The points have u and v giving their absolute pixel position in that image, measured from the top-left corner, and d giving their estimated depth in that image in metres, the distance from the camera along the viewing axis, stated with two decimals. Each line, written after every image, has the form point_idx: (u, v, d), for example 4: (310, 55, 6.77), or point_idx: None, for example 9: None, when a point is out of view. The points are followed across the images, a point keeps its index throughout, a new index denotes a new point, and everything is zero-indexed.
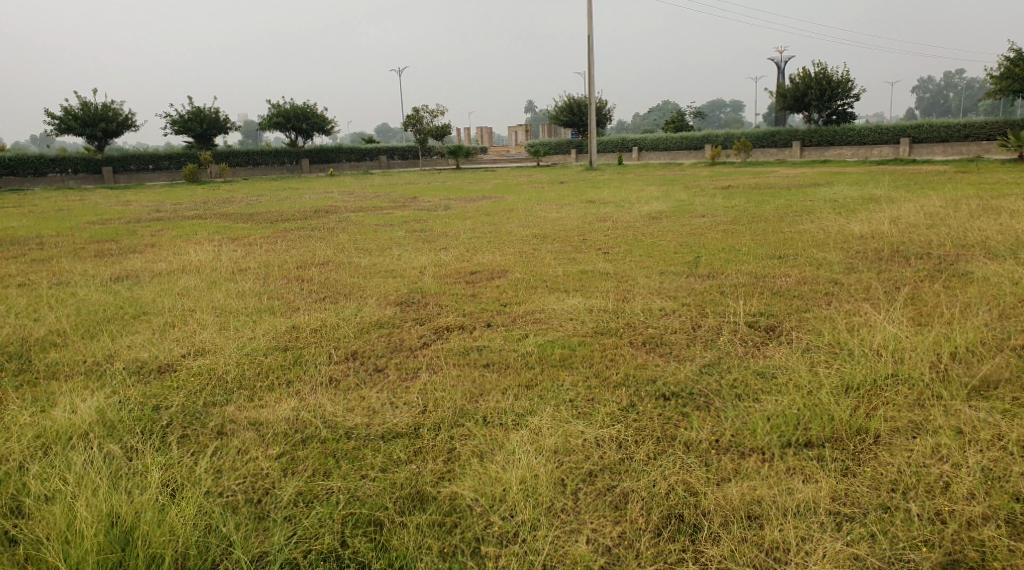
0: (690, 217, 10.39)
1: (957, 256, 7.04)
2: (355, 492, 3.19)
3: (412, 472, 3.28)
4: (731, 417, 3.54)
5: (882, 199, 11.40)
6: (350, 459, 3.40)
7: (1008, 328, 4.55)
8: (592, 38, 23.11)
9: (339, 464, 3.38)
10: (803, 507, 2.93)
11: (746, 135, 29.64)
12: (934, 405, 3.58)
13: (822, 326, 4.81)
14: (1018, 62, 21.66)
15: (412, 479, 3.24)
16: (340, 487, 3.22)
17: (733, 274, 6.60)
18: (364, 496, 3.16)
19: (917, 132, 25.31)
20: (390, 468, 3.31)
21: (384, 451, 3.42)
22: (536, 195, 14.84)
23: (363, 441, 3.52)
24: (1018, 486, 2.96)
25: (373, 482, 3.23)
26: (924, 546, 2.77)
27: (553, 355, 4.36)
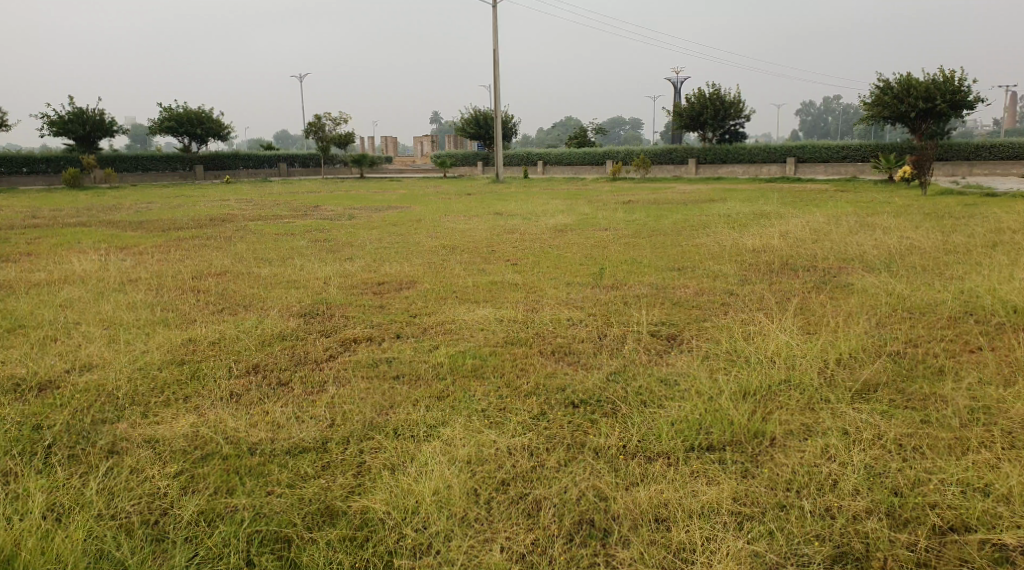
0: (594, 229, 10.62)
1: (839, 269, 7.48)
2: (260, 509, 3.11)
3: (320, 486, 3.22)
4: (637, 424, 3.65)
5: (771, 215, 11.97)
6: (254, 475, 3.31)
7: (885, 335, 4.87)
8: (495, 51, 23.34)
9: (242, 480, 3.28)
10: (706, 508, 3.04)
11: (645, 151, 30.54)
12: (823, 408, 3.78)
13: (719, 335, 5.02)
14: (887, 90, 23.27)
15: (321, 493, 3.18)
16: (244, 504, 3.13)
17: (636, 285, 6.80)
18: (270, 513, 3.08)
19: (801, 153, 26.75)
20: (297, 484, 3.24)
21: (290, 466, 3.35)
22: (443, 206, 14.83)
23: (268, 456, 3.43)
24: (897, 481, 3.16)
25: (280, 498, 3.15)
26: (817, 541, 2.91)
27: (464, 365, 4.37)
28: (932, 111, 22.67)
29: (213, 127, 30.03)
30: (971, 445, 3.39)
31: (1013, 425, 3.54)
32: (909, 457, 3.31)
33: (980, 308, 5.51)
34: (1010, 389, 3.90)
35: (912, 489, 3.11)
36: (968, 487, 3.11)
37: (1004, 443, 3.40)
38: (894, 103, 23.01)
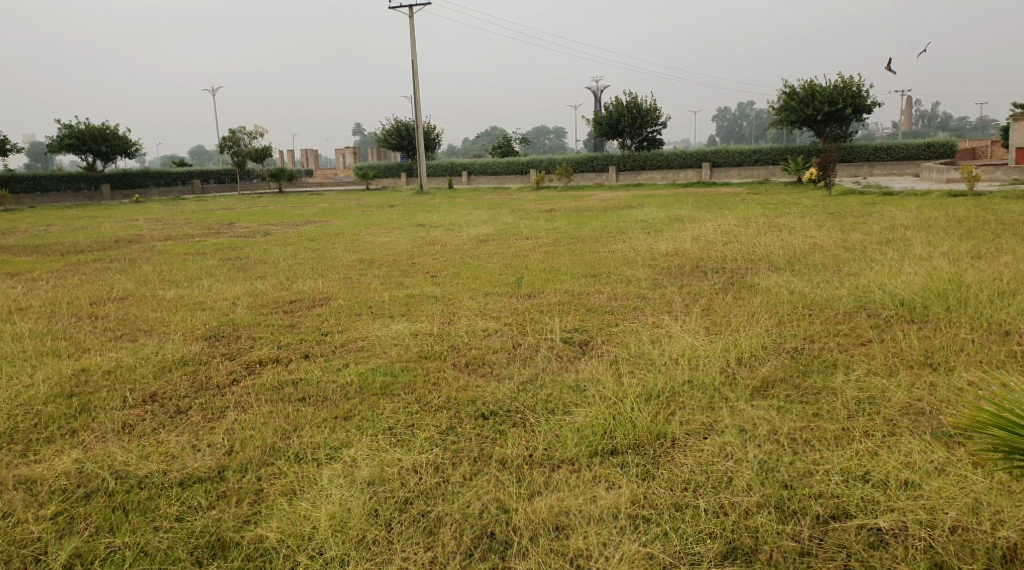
0: (515, 239, 10.66)
1: (747, 269, 7.71)
2: (144, 547, 3.00)
3: (211, 518, 3.12)
4: (544, 432, 3.67)
5: (686, 219, 12.27)
6: (141, 511, 3.19)
7: (784, 332, 5.04)
8: (413, 61, 23.26)
9: (127, 517, 3.15)
10: (604, 513, 3.07)
11: (566, 159, 30.88)
12: (723, 406, 3.88)
13: (629, 340, 5.09)
14: (792, 96, 24.20)
15: (212, 525, 3.09)
16: (127, 543, 3.01)
17: (551, 293, 6.86)
18: (154, 551, 2.98)
19: (716, 157, 27.56)
20: (186, 517, 3.14)
21: (180, 499, 3.23)
22: (363, 219, 14.66)
23: (158, 490, 3.31)
24: (788, 474, 3.26)
25: (166, 533, 3.05)
26: (708, 538, 2.97)
27: (373, 383, 4.30)
28: (836, 115, 23.69)
29: (119, 143, 28.96)
30: (856, 435, 3.53)
31: (895, 415, 3.72)
32: (800, 450, 3.43)
33: (872, 302, 5.76)
34: (894, 379, 4.09)
35: (799, 481, 3.22)
36: (850, 475, 3.24)
37: (886, 432, 3.57)
38: (799, 107, 23.91)
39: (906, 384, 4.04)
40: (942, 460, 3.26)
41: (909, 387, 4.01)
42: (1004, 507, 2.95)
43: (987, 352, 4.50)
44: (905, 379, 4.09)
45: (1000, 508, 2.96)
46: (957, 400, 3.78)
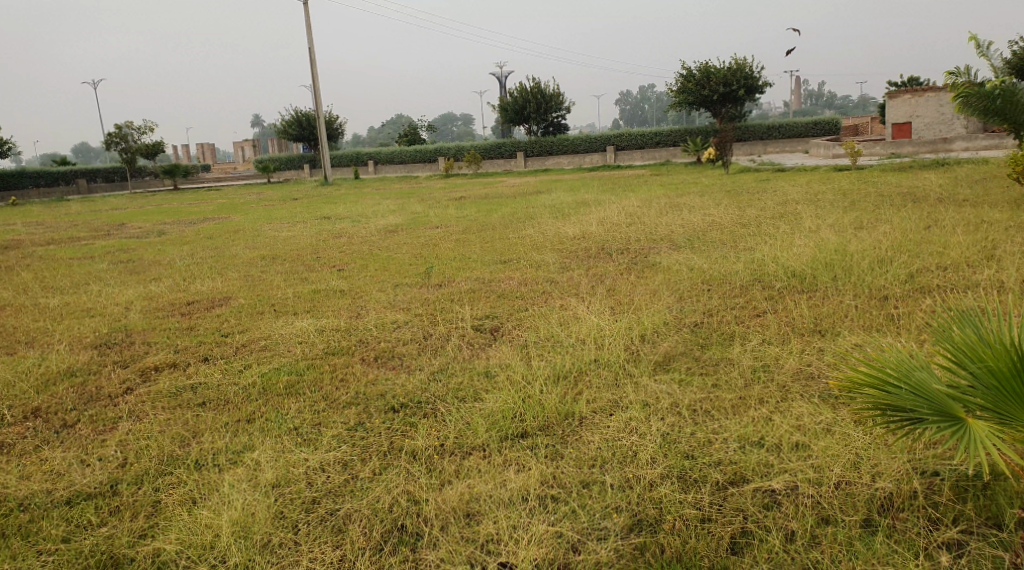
0: (424, 229, 10.59)
1: (651, 248, 7.90)
2: None
3: (103, 535, 3.01)
4: (455, 420, 3.69)
5: (592, 202, 12.46)
6: (24, 534, 3.04)
7: (685, 309, 5.21)
8: (310, 49, 22.72)
9: (9, 542, 3.01)
10: (514, 496, 3.11)
11: (473, 146, 30.82)
12: (627, 383, 4.00)
13: (538, 323, 5.16)
14: (690, 77, 24.83)
15: (104, 543, 2.98)
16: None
17: (461, 281, 6.86)
18: None
19: (620, 140, 28.05)
20: (74, 537, 3.02)
21: (68, 518, 3.11)
22: (265, 214, 14.27)
23: (43, 510, 3.17)
24: (689, 446, 3.38)
25: (53, 556, 2.93)
26: (614, 513, 3.04)
27: (277, 383, 4.22)
28: (731, 95, 24.45)
29: None
30: (751, 403, 3.71)
31: (786, 381, 3.92)
32: (700, 421, 3.57)
33: (766, 274, 6.00)
34: (785, 348, 4.31)
35: (699, 451, 3.35)
36: (746, 442, 3.40)
37: (778, 398, 3.75)
38: (696, 89, 24.56)
39: (796, 352, 4.25)
40: (828, 421, 3.45)
41: (799, 355, 4.22)
42: (882, 460, 3.15)
43: (869, 316, 4.77)
44: (796, 347, 4.31)
45: (879, 462, 3.15)
46: (842, 362, 4.01)
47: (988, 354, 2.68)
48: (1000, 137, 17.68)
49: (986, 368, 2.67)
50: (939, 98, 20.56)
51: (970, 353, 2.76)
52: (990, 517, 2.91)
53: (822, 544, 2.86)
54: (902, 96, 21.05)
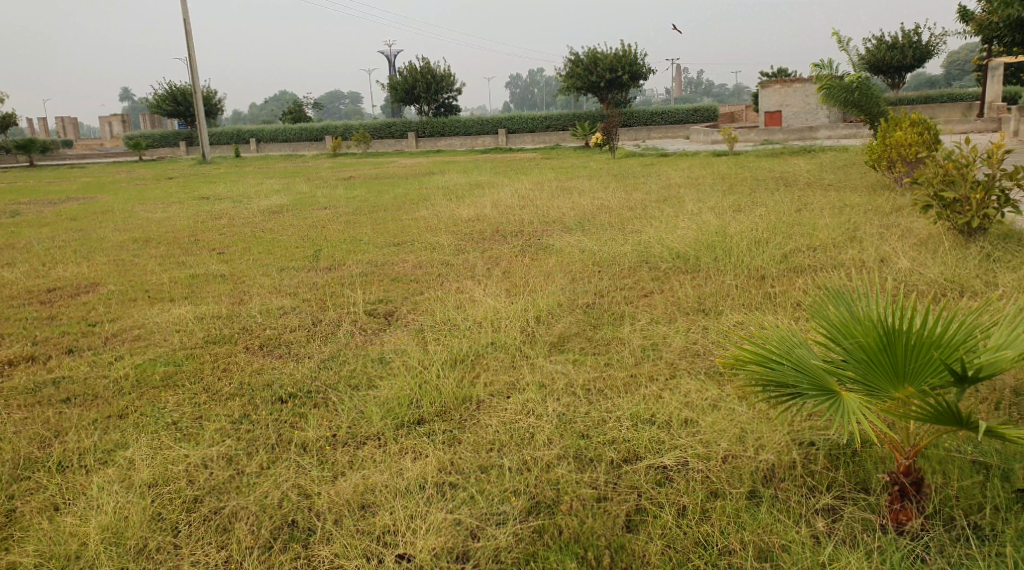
0: (311, 210, 10.24)
1: (543, 231, 7.91)
2: None
3: None
4: (348, 408, 3.57)
5: (485, 184, 12.40)
6: None
7: (579, 289, 5.25)
8: (185, 18, 21.58)
9: None
10: (411, 485, 3.03)
11: (363, 126, 30.14)
12: (524, 364, 3.99)
13: (433, 307, 5.06)
14: (578, 62, 25.10)
15: None
16: None
17: (352, 264, 6.65)
18: None
19: (511, 122, 28.11)
20: None
21: None
22: (137, 193, 13.45)
23: None
24: (584, 425, 3.39)
25: None
26: (513, 497, 3.00)
27: (153, 374, 3.96)
28: (617, 81, 24.90)
29: None
30: (642, 381, 3.77)
31: (675, 358, 4.00)
32: (595, 400, 3.60)
33: (654, 256, 6.12)
34: (674, 326, 4.42)
35: (595, 430, 3.36)
36: (639, 420, 3.43)
37: (668, 375, 3.82)
38: (584, 73, 24.86)
39: (682, 331, 4.35)
40: (714, 397, 3.53)
41: (685, 333, 4.32)
42: (766, 433, 3.22)
43: (749, 295, 4.93)
44: (683, 327, 4.41)
45: (762, 435, 3.21)
46: (726, 339, 4.15)
47: (860, 332, 2.70)
48: (857, 128, 18.65)
49: (858, 345, 2.70)
50: (805, 89, 21.65)
51: (844, 330, 2.80)
52: (859, 482, 3.00)
53: (712, 516, 2.88)
54: (771, 86, 21.98)
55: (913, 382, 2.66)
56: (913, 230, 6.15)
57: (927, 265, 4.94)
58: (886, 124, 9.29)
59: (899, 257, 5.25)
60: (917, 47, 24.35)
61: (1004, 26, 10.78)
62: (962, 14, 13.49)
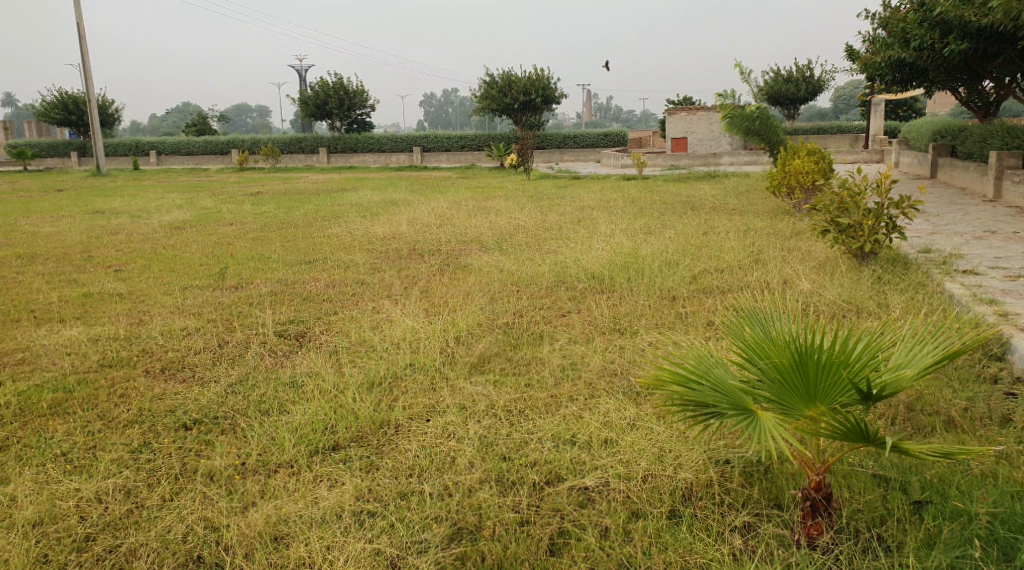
0: (216, 225, 9.88)
1: (460, 250, 7.84)
2: None
3: None
4: (258, 435, 3.39)
5: (399, 202, 12.25)
6: None
7: (497, 309, 5.20)
8: (80, 24, 20.63)
9: None
10: (327, 514, 2.89)
11: (272, 140, 29.43)
12: (443, 386, 3.90)
13: (347, 327, 4.91)
14: (492, 84, 25.25)
15: None
16: None
17: (261, 283, 6.42)
18: None
19: (425, 141, 28.04)
20: None
21: None
22: (24, 206, 12.69)
23: None
24: (506, 448, 3.32)
25: None
26: (434, 523, 2.88)
27: (40, 402, 3.68)
28: (530, 104, 25.19)
29: None
30: (562, 401, 3.73)
31: (593, 378, 3.98)
32: (516, 421, 3.54)
33: (570, 276, 6.14)
34: (591, 346, 4.42)
35: (517, 453, 3.29)
36: (560, 440, 3.38)
37: (587, 395, 3.79)
38: (498, 95, 25.02)
39: (600, 351, 4.35)
40: (632, 416, 3.50)
41: (602, 353, 4.32)
42: (683, 452, 3.16)
43: (662, 315, 4.97)
44: (600, 346, 4.41)
45: (680, 454, 3.16)
46: (642, 359, 4.17)
47: (773, 350, 2.52)
48: (758, 155, 19.39)
49: (773, 365, 2.50)
50: (709, 117, 22.44)
51: (757, 349, 2.61)
52: (773, 499, 2.92)
53: (635, 537, 2.78)
54: (678, 113, 22.62)
55: (825, 401, 2.49)
56: (813, 253, 6.34)
57: (827, 287, 5.08)
58: (784, 152, 9.62)
59: (800, 279, 5.38)
60: (810, 82, 25.58)
61: (887, 65, 11.41)
62: (847, 52, 14.21)
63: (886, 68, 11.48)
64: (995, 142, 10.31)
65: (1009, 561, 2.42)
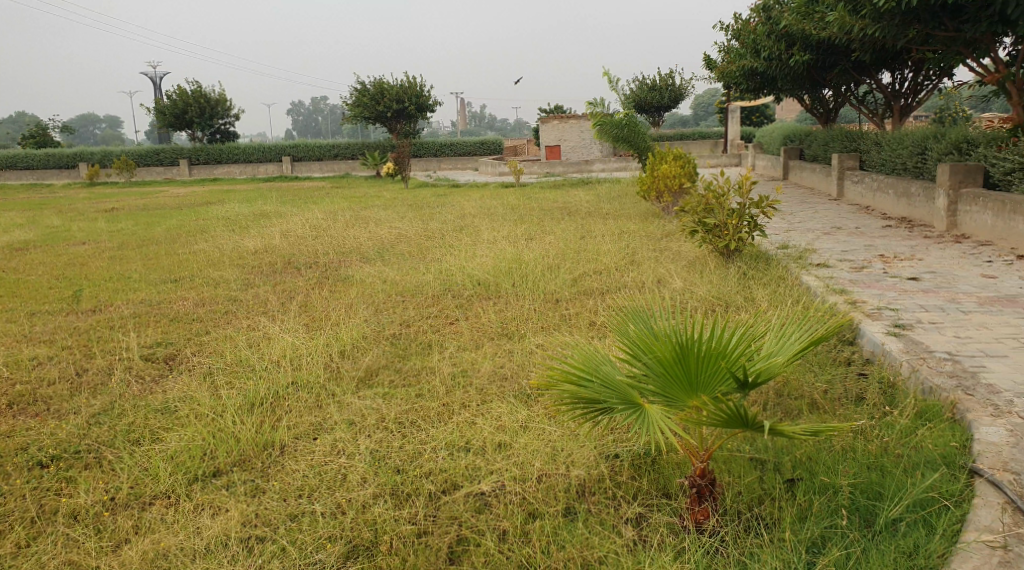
0: (67, 245, 9.31)
1: (338, 262, 7.74)
2: None
3: None
4: (128, 467, 3.37)
5: (271, 214, 11.94)
6: None
7: (381, 320, 5.19)
8: None
9: None
10: (212, 544, 2.88)
11: (126, 152, 27.91)
12: (330, 403, 3.90)
13: (221, 347, 4.78)
14: (363, 92, 24.98)
15: None
16: None
17: (122, 305, 6.13)
18: None
19: (296, 151, 27.43)
20: None
21: None
22: None
23: None
24: (398, 460, 3.33)
25: None
26: (328, 543, 2.87)
27: None
28: (404, 112, 25.13)
29: None
30: (454, 409, 3.78)
31: (484, 384, 4.05)
32: (408, 433, 3.56)
33: (454, 284, 6.20)
34: (480, 352, 4.49)
35: (410, 464, 3.30)
36: (454, 448, 3.42)
37: (479, 401, 3.85)
38: (371, 103, 24.76)
39: (489, 356, 4.43)
40: (524, 418, 3.58)
41: (492, 358, 4.41)
42: (574, 450, 3.24)
43: (547, 318, 5.11)
44: (489, 352, 4.50)
45: (572, 451, 3.23)
46: (530, 362, 4.28)
47: (656, 345, 2.57)
48: (627, 161, 20.12)
49: (656, 359, 2.58)
50: (580, 125, 23.09)
51: (641, 343, 2.67)
52: (661, 488, 3.04)
53: (533, 538, 2.82)
54: (550, 120, 23.12)
55: (706, 390, 2.61)
56: (682, 253, 6.67)
57: (697, 285, 5.34)
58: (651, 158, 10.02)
59: (672, 278, 5.65)
60: (672, 89, 26.73)
61: (741, 73, 12.10)
62: (705, 61, 14.98)
63: (740, 77, 12.18)
64: (838, 146, 11.17)
65: (871, 526, 2.59)
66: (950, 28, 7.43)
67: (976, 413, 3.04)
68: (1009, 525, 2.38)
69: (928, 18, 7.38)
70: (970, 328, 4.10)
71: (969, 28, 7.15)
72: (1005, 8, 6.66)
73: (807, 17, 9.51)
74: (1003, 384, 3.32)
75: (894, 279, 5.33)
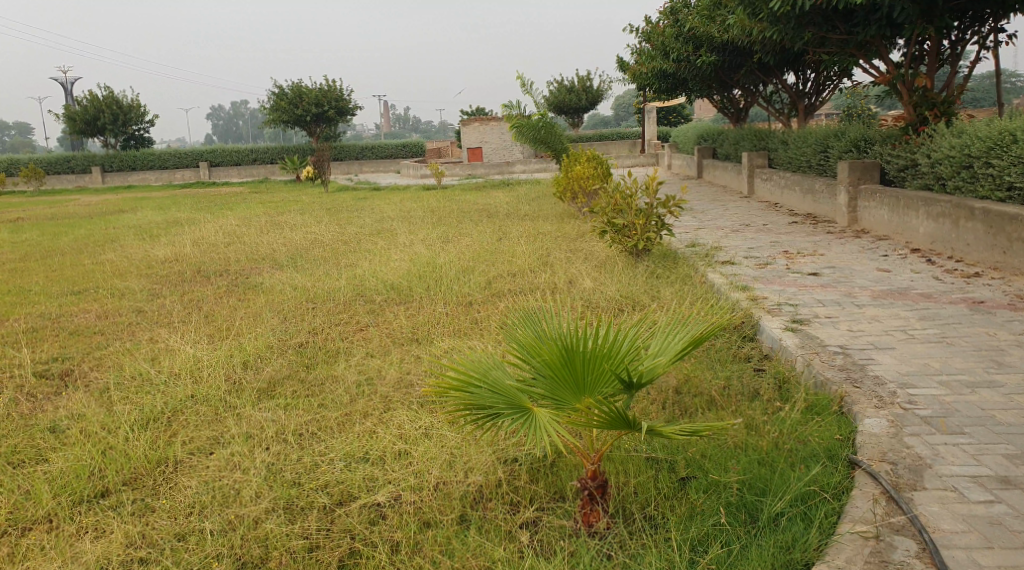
0: None
1: (250, 270, 7.52)
2: None
3: None
4: (8, 491, 3.18)
5: (184, 222, 11.54)
6: None
7: (291, 328, 5.06)
8: None
9: None
10: (91, 568, 2.73)
11: (33, 159, 26.65)
12: (229, 416, 3.76)
13: (121, 360, 4.57)
14: (281, 96, 24.46)
15: None
16: None
17: (20, 318, 5.82)
18: None
19: (213, 156, 26.70)
20: None
21: None
22: None
23: None
24: (295, 473, 3.22)
25: None
26: (215, 562, 2.75)
27: None
28: (324, 116, 24.72)
29: None
30: (356, 418, 3.68)
31: (388, 391, 3.96)
32: (306, 445, 3.45)
33: (366, 289, 6.08)
34: (386, 359, 4.40)
35: (306, 477, 3.19)
36: (353, 458, 3.32)
37: (382, 409, 3.76)
38: (289, 108, 24.24)
39: (396, 363, 4.34)
40: (425, 425, 3.51)
41: (399, 364, 4.32)
42: (472, 455, 3.18)
43: (456, 322, 5.04)
44: (395, 357, 4.40)
45: (470, 457, 3.18)
46: (435, 367, 4.21)
47: (543, 348, 2.55)
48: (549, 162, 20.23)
49: (544, 362, 2.55)
50: (501, 127, 23.12)
51: (530, 347, 2.64)
52: (556, 492, 3.01)
53: (425, 547, 2.75)
54: (471, 123, 23.08)
55: (592, 392, 2.59)
56: (594, 252, 6.68)
57: (606, 285, 5.33)
58: (568, 159, 10.07)
59: (583, 278, 5.65)
60: (591, 91, 27.05)
61: (653, 75, 12.29)
62: (618, 64, 15.18)
63: (654, 78, 12.37)
64: (749, 145, 11.44)
65: (754, 522, 2.61)
66: (844, 31, 7.67)
67: (861, 405, 3.12)
68: (881, 516, 2.42)
69: (821, 22, 7.61)
70: (862, 321, 4.21)
71: (860, 30, 7.40)
72: (892, 11, 6.92)
73: (711, 19, 9.71)
74: (888, 375, 3.42)
75: (797, 274, 5.45)
